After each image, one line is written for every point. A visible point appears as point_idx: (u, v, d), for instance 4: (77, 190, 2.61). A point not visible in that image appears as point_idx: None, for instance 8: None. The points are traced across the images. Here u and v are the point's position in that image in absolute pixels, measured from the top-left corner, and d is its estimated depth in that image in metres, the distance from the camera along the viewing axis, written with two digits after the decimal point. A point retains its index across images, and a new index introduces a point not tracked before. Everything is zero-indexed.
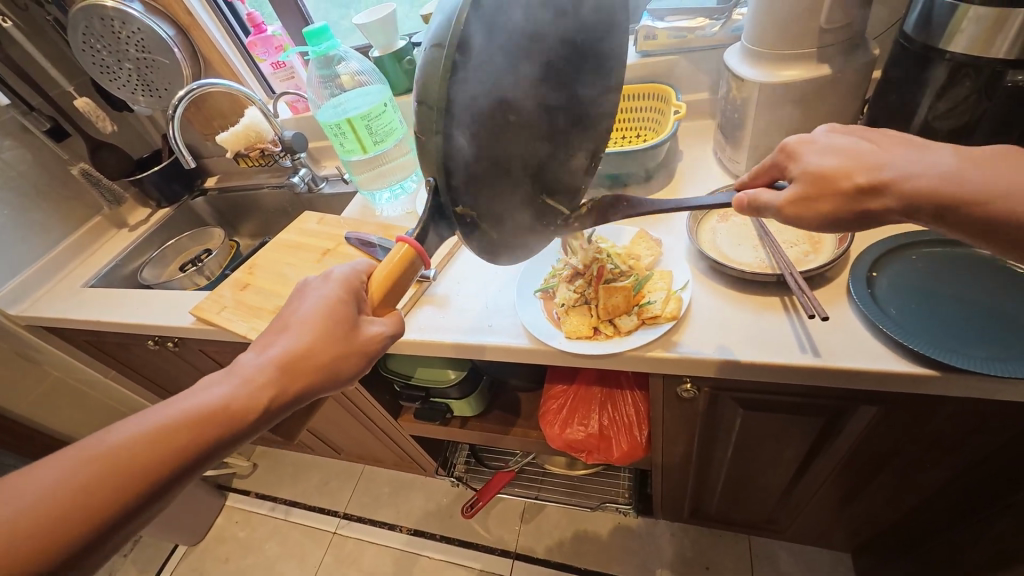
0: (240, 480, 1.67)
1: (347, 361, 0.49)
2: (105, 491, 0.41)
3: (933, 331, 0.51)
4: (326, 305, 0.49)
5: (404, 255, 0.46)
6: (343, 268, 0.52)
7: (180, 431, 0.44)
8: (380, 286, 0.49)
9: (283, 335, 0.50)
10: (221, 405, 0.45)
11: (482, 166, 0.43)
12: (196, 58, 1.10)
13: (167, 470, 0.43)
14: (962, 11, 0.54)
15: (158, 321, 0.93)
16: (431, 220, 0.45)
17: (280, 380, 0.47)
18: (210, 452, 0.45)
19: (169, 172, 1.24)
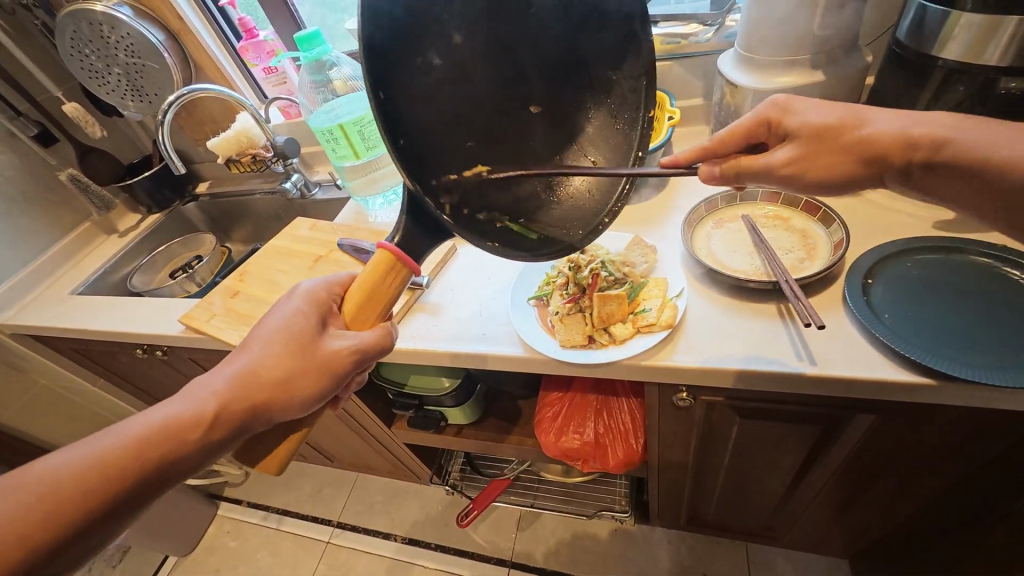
0: (231, 489, 1.65)
1: (305, 377, 0.47)
2: (52, 508, 0.40)
3: (929, 338, 0.51)
4: (285, 321, 0.49)
5: (382, 262, 0.49)
6: (312, 282, 0.52)
7: (131, 448, 0.43)
8: (357, 297, 0.50)
9: (243, 353, 0.49)
10: (174, 422, 0.44)
11: (450, 168, 0.48)
12: (187, 62, 1.09)
13: (117, 488, 0.42)
14: (955, 19, 0.54)
15: (146, 329, 0.91)
16: (410, 225, 0.49)
17: (233, 398, 0.46)
18: (162, 471, 0.44)
19: (160, 177, 1.24)
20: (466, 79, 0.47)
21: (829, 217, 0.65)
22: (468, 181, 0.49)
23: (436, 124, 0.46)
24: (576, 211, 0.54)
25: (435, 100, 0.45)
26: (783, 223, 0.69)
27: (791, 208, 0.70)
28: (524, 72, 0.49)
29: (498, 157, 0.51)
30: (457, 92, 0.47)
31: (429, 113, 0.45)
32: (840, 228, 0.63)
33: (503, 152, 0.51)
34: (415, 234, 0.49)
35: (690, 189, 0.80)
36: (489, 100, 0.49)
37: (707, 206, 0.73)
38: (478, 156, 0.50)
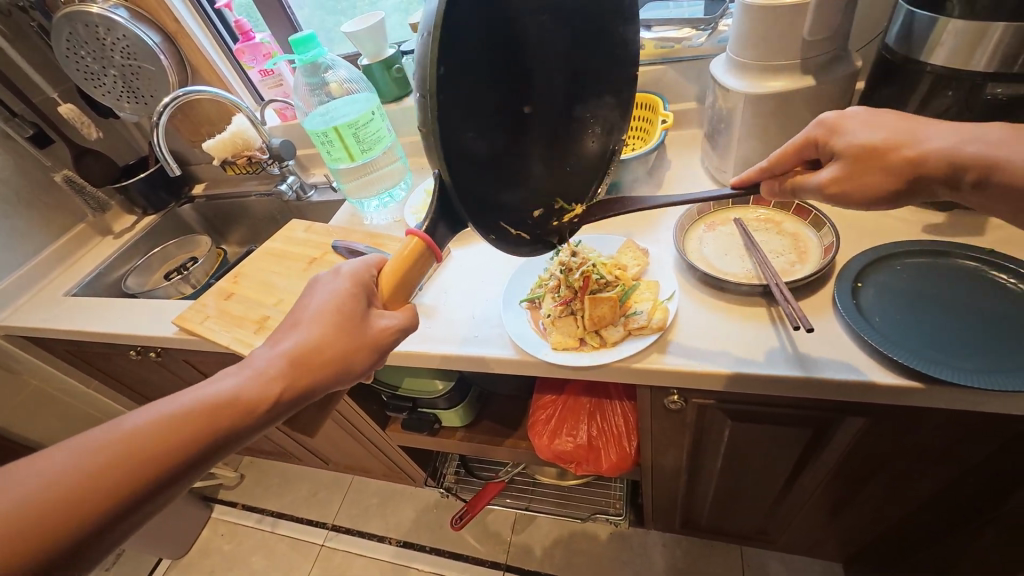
0: (225, 492, 1.64)
1: (357, 356, 0.48)
2: (115, 477, 0.39)
3: (917, 342, 0.51)
4: (335, 300, 0.49)
5: (414, 248, 0.47)
6: (352, 263, 0.52)
7: (191, 420, 0.42)
8: (390, 280, 0.50)
9: (292, 331, 0.49)
10: (233, 396, 0.44)
11: (476, 161, 0.47)
12: (183, 64, 1.09)
13: (180, 458, 0.42)
14: (942, 25, 0.54)
15: (139, 331, 0.91)
16: (439, 215, 0.47)
17: (291, 375, 0.46)
18: (220, 444, 0.44)
19: (155, 178, 1.24)
20: (495, 73, 0.46)
21: (819, 222, 0.65)
22: (490, 171, 0.49)
23: (466, 116, 0.45)
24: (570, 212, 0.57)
25: (469, 91, 0.44)
26: (774, 226, 0.69)
27: (782, 212, 0.70)
28: (545, 67, 0.50)
29: (511, 154, 0.51)
30: (485, 89, 0.46)
31: (468, 103, 0.44)
32: (830, 232, 0.63)
33: (518, 145, 0.52)
34: (438, 223, 0.47)
35: (682, 193, 0.81)
36: (515, 92, 0.49)
37: (699, 209, 0.73)
38: (498, 153, 0.50)
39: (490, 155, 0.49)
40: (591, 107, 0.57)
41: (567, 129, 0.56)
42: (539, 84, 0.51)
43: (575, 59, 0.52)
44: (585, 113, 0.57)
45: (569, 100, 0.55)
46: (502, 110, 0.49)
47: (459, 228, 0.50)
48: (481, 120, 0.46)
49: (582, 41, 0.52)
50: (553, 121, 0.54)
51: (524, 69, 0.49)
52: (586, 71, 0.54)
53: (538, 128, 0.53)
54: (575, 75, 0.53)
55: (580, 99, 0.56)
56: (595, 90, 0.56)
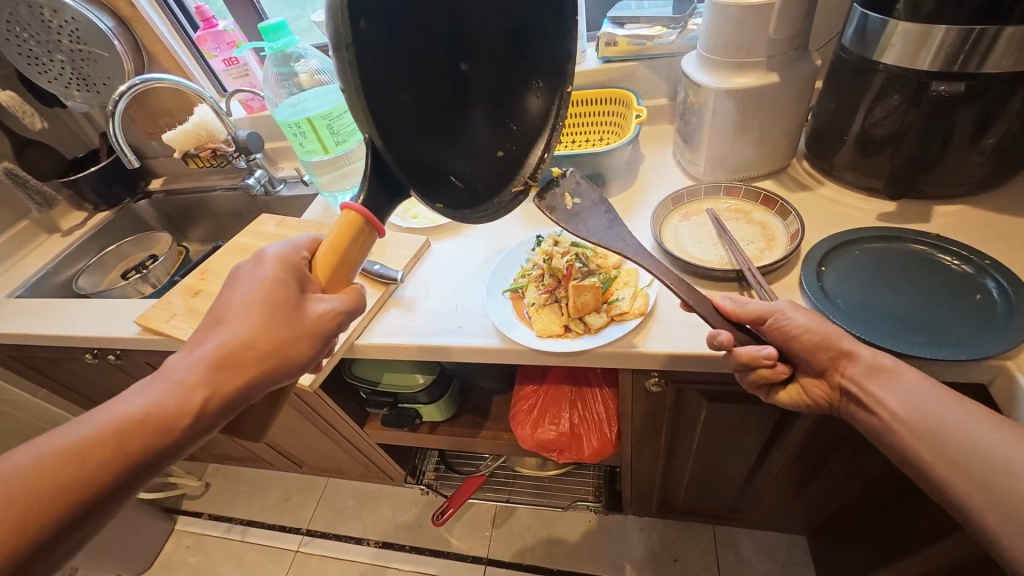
0: (189, 502, 1.57)
1: (289, 346, 0.47)
2: (34, 506, 0.39)
3: (876, 320, 0.55)
4: (259, 292, 0.47)
5: (351, 222, 0.47)
6: (278, 246, 0.50)
7: (109, 440, 0.41)
8: (327, 258, 0.48)
9: (215, 331, 0.47)
10: (152, 409, 0.43)
11: (404, 123, 0.48)
12: (139, 51, 1.03)
13: (104, 478, 0.41)
14: (892, 27, 0.59)
15: (95, 332, 0.86)
16: (370, 186, 0.47)
17: (216, 378, 0.44)
18: (155, 457, 0.43)
19: (109, 172, 1.17)
20: (419, 33, 0.47)
21: (785, 211, 0.69)
22: (421, 135, 0.49)
23: (390, 78, 0.45)
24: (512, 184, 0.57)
25: (392, 62, 0.45)
26: (744, 216, 0.73)
27: (751, 201, 0.74)
28: (471, 29, 0.50)
29: (447, 124, 0.52)
30: (407, 51, 0.46)
31: (391, 66, 0.45)
32: (796, 220, 0.67)
33: (454, 110, 0.52)
34: (378, 197, 0.48)
35: (656, 185, 0.84)
36: (441, 54, 0.49)
37: (674, 200, 0.76)
38: (432, 119, 0.50)
39: (425, 126, 0.50)
40: (533, 69, 0.56)
41: (510, 93, 0.56)
42: (469, 46, 0.51)
43: (507, 21, 0.52)
44: (529, 73, 0.56)
45: (507, 58, 0.54)
46: (430, 71, 0.49)
47: (402, 198, 0.50)
48: (405, 81, 0.47)
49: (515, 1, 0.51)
50: (491, 86, 0.54)
51: (453, 33, 0.49)
52: (522, 32, 0.53)
53: (473, 94, 0.54)
54: (510, 37, 0.53)
55: (522, 62, 0.55)
56: (533, 52, 0.55)
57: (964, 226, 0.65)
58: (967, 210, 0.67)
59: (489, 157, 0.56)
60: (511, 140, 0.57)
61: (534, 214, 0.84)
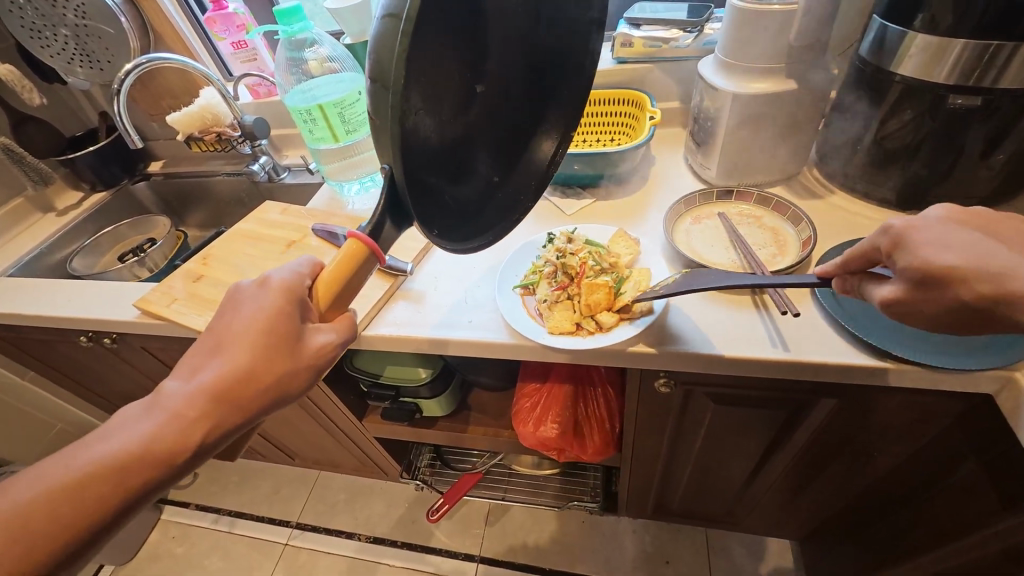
0: (176, 491, 1.54)
1: (292, 379, 0.46)
2: (38, 533, 0.40)
3: (889, 327, 0.56)
4: (259, 320, 0.46)
5: (353, 252, 0.45)
6: (282, 272, 0.49)
7: (109, 471, 0.41)
8: (329, 289, 0.48)
9: (213, 358, 0.46)
10: (150, 443, 0.42)
11: (424, 150, 0.47)
12: (145, 30, 1.01)
13: (109, 504, 0.41)
14: (910, 39, 0.60)
15: (91, 314, 0.84)
16: (385, 212, 0.46)
17: (218, 408, 0.44)
18: (151, 489, 0.43)
19: (108, 152, 1.14)
20: (453, 62, 0.47)
21: (797, 217, 0.69)
22: (436, 162, 0.49)
23: (421, 104, 0.44)
24: (504, 214, 0.59)
25: (422, 78, 0.43)
26: (755, 221, 0.73)
27: (762, 207, 0.74)
28: (491, 64, 0.52)
29: (453, 145, 0.51)
30: (440, 77, 0.46)
31: (424, 93, 0.44)
32: (808, 226, 0.67)
33: (466, 139, 0.53)
34: (384, 220, 0.46)
35: (666, 188, 0.84)
36: (464, 83, 0.50)
37: (686, 203, 0.76)
38: (447, 147, 0.50)
39: (438, 145, 0.49)
40: (533, 116, 0.61)
41: (512, 131, 0.59)
42: (486, 75, 0.52)
43: (522, 64, 0.56)
44: (529, 115, 0.60)
45: (514, 97, 0.57)
46: (454, 99, 0.49)
47: (405, 224, 0.48)
48: (431, 108, 0.46)
49: (530, 47, 0.55)
50: (496, 120, 0.56)
51: (479, 66, 0.51)
52: (529, 79, 0.58)
53: (480, 121, 0.54)
54: (518, 78, 0.56)
55: (526, 106, 0.59)
56: (536, 101, 0.60)
57: None
58: None
59: (486, 185, 0.57)
60: (506, 171, 0.59)
61: (544, 211, 0.84)
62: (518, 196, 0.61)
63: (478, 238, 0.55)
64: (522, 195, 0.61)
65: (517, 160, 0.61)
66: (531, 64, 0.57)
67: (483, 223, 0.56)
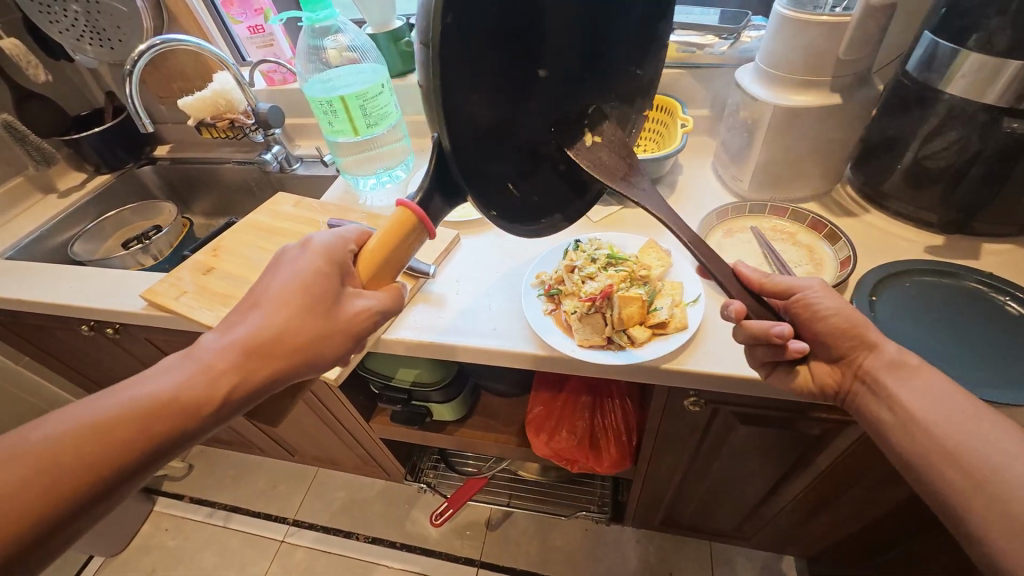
0: (170, 483, 1.51)
1: (330, 340, 0.46)
2: (51, 477, 0.37)
3: (936, 356, 0.54)
4: (301, 280, 0.45)
5: (402, 220, 0.44)
6: (325, 235, 0.48)
7: (139, 413, 0.40)
8: (375, 255, 0.46)
9: (250, 315, 0.45)
10: (187, 388, 0.41)
11: (477, 126, 0.44)
12: (159, 9, 0.97)
13: (136, 451, 0.40)
14: (963, 57, 0.58)
15: (93, 303, 0.81)
16: (434, 186, 0.45)
17: (255, 362, 0.44)
18: (179, 440, 0.41)
19: (114, 134, 1.11)
20: (518, 30, 0.43)
21: (835, 236, 0.67)
22: (491, 140, 0.46)
23: (474, 76, 0.41)
24: (564, 203, 0.55)
25: (476, 47, 0.40)
26: (789, 237, 0.71)
27: (797, 223, 0.72)
28: (564, 32, 0.47)
29: (508, 132, 0.48)
30: (500, 47, 0.43)
31: (478, 63, 0.41)
32: (847, 245, 0.65)
33: (530, 117, 0.49)
34: (434, 193, 0.45)
35: (696, 198, 0.82)
36: (529, 55, 0.46)
37: (718, 215, 0.74)
38: (508, 126, 0.47)
39: (497, 122, 0.46)
40: (609, 90, 0.54)
41: (587, 109, 0.53)
42: (546, 55, 0.47)
43: (601, 29, 0.49)
44: (606, 89, 0.54)
45: (590, 72, 0.51)
46: (518, 74, 0.46)
47: (456, 202, 0.47)
48: (489, 82, 0.44)
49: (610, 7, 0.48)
50: (569, 97, 0.51)
51: (551, 35, 0.46)
52: (607, 48, 0.51)
53: (539, 105, 0.50)
54: (595, 48, 0.50)
55: (601, 80, 0.53)
56: (614, 74, 0.53)
57: (1011, 267, 0.64)
58: (1017, 251, 0.66)
59: (545, 174, 0.53)
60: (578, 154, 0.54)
61: None
62: (581, 186, 0.55)
63: (536, 223, 0.51)
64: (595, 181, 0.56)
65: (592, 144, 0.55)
66: (610, 33, 0.50)
67: (540, 213, 0.52)
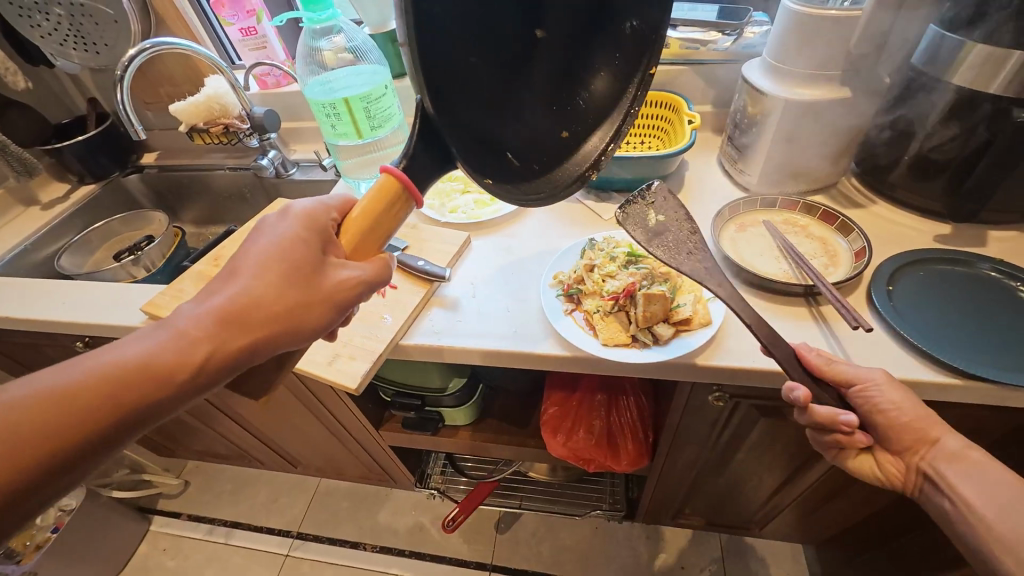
0: (165, 501, 1.46)
1: (311, 311, 0.42)
2: (16, 444, 0.34)
3: (957, 342, 0.55)
4: (281, 247, 0.42)
5: (386, 187, 0.43)
6: (307, 202, 0.46)
7: (99, 384, 0.36)
8: (358, 223, 0.44)
9: (228, 282, 0.42)
10: (152, 357, 0.38)
11: (463, 89, 0.47)
12: (146, 11, 0.94)
13: (94, 424, 0.36)
14: (968, 49, 0.59)
15: (89, 319, 0.77)
16: (423, 147, 0.45)
17: (227, 331, 0.40)
18: (143, 414, 0.38)
19: (98, 142, 1.06)
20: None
21: (847, 227, 0.68)
22: (483, 103, 0.49)
23: (457, 43, 0.45)
24: (568, 175, 0.53)
25: (454, 15, 0.44)
26: (801, 230, 0.72)
27: (808, 216, 0.73)
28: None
29: (511, 97, 0.51)
30: (483, 16, 0.46)
31: (460, 30, 0.45)
32: (861, 237, 0.66)
33: (525, 85, 0.52)
34: (421, 153, 0.45)
35: (706, 193, 0.82)
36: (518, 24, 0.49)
37: (730, 210, 0.74)
38: (501, 91, 0.50)
39: (490, 87, 0.49)
40: (602, 49, 0.53)
41: (584, 75, 0.53)
42: (547, 19, 0.50)
43: None
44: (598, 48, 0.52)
45: (585, 36, 0.52)
46: (508, 40, 0.49)
47: (449, 167, 0.47)
48: (477, 48, 0.47)
49: None
50: (568, 64, 0.53)
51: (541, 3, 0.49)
52: (597, 6, 0.50)
53: (545, 76, 0.52)
54: (588, 10, 0.50)
55: (595, 40, 0.52)
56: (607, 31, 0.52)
57: (1018, 253, 0.66)
58: (1020, 238, 0.68)
59: (548, 141, 0.54)
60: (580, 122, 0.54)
61: (580, 216, 0.81)
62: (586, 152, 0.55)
63: (532, 188, 0.52)
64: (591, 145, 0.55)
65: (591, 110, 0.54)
66: None
67: (540, 181, 0.53)
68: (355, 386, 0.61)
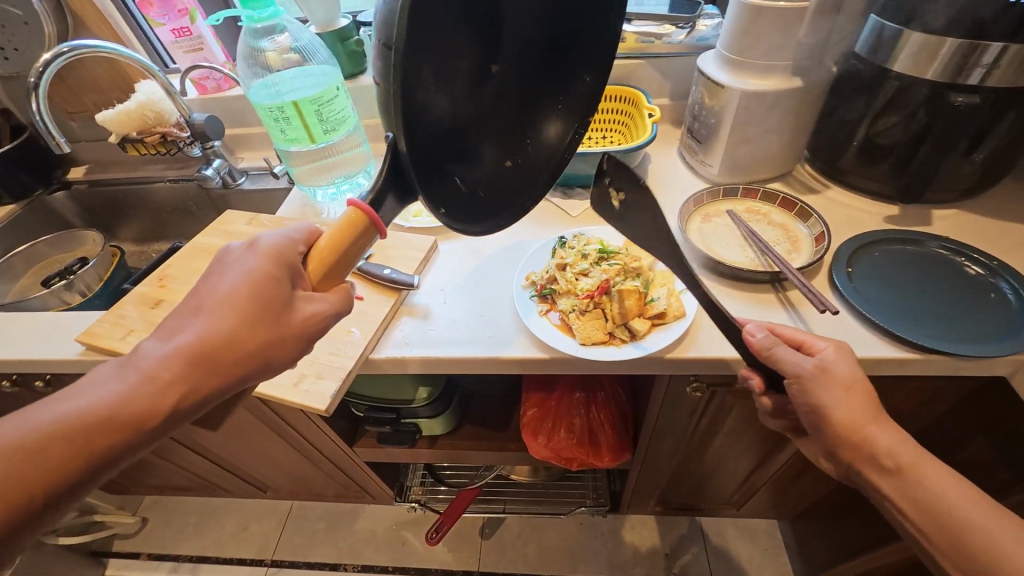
0: (121, 542, 1.36)
1: (281, 347, 0.41)
2: None
3: (918, 319, 0.57)
4: (248, 283, 0.40)
5: (352, 221, 0.39)
6: (272, 234, 0.42)
7: (61, 436, 0.35)
8: (323, 255, 0.41)
9: (193, 320, 0.39)
10: (117, 405, 0.36)
11: (426, 126, 0.43)
12: (61, 12, 0.86)
13: (56, 478, 0.35)
14: (906, 37, 0.62)
15: (15, 353, 0.70)
16: (388, 188, 0.41)
17: (198, 374, 0.38)
18: (108, 464, 0.36)
19: (15, 158, 0.96)
20: (467, 31, 0.45)
21: (806, 213, 0.71)
22: (442, 137, 0.46)
23: (426, 76, 0.41)
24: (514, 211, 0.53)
25: (430, 50, 0.40)
26: (763, 218, 0.73)
27: (768, 204, 0.75)
28: (505, 41, 0.49)
29: (463, 124, 0.48)
30: (450, 48, 0.43)
31: (430, 62, 0.41)
32: (820, 222, 0.68)
33: (477, 119, 0.50)
34: (386, 193, 0.41)
35: (670, 186, 0.83)
36: (476, 59, 0.47)
37: (695, 202, 0.75)
38: (457, 125, 0.47)
39: (449, 122, 0.46)
40: (550, 97, 0.56)
41: (528, 116, 0.55)
42: (501, 54, 0.50)
43: (537, 37, 0.52)
44: (547, 95, 0.56)
45: (531, 80, 0.54)
46: (465, 73, 0.47)
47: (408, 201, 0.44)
48: (441, 81, 0.44)
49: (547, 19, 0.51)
50: (512, 102, 0.54)
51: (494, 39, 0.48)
52: (546, 59, 0.54)
53: (493, 110, 0.52)
54: (534, 58, 0.53)
55: (541, 88, 0.55)
56: (555, 83, 0.55)
57: (959, 229, 0.70)
58: (959, 216, 0.72)
59: (494, 172, 0.53)
60: (520, 154, 0.55)
61: (548, 214, 0.80)
62: (531, 184, 0.56)
63: (485, 220, 0.50)
64: (540, 181, 0.56)
65: (534, 147, 0.56)
66: (547, 41, 0.52)
67: (489, 212, 0.51)
68: (325, 406, 0.57)
